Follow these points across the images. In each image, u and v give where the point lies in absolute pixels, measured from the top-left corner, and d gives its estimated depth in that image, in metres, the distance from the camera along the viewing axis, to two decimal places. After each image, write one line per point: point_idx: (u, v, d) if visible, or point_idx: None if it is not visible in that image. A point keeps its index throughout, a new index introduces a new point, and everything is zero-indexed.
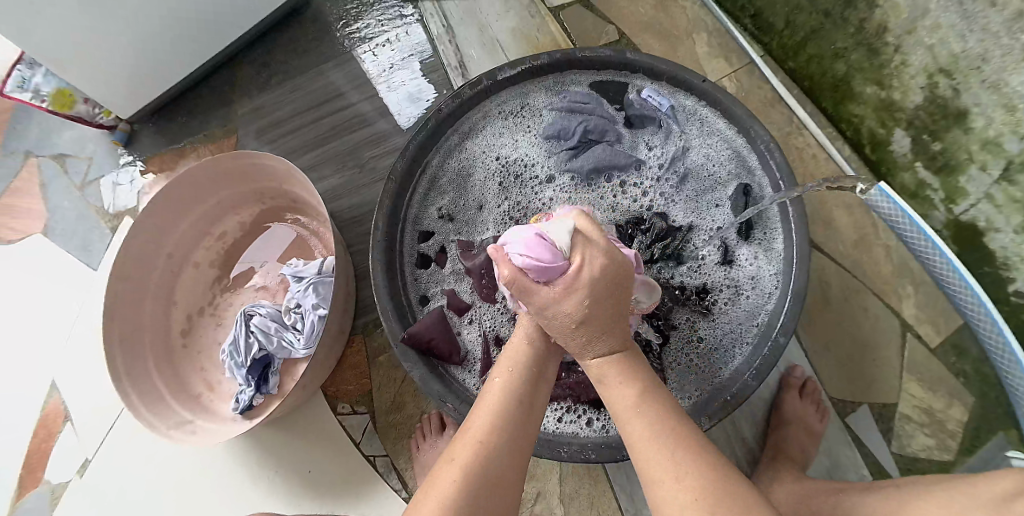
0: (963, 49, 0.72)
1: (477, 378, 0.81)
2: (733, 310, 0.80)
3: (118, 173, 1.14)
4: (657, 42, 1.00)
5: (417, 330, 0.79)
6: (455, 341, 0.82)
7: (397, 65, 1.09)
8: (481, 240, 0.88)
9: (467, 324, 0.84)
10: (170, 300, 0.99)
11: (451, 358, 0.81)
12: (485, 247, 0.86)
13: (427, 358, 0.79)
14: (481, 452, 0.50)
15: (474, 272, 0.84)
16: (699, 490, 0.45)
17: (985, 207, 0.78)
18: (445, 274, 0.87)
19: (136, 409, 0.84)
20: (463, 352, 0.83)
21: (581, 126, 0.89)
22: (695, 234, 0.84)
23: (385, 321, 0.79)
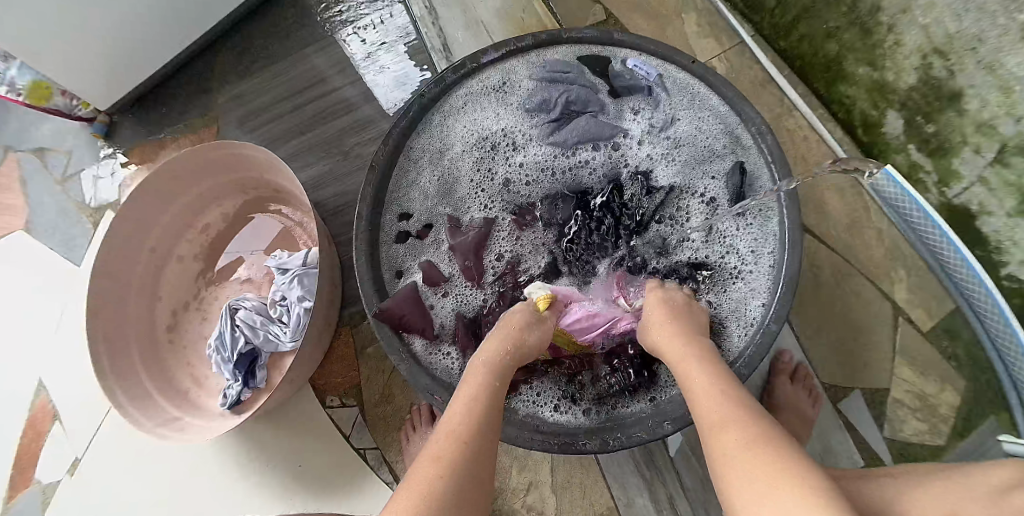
0: (958, 28, 0.69)
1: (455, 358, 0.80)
2: (723, 288, 0.79)
3: (99, 165, 1.12)
4: (645, 22, 0.98)
5: (392, 305, 0.79)
6: (429, 317, 0.82)
7: (382, 47, 1.06)
8: (470, 221, 0.87)
9: (442, 299, 0.84)
10: (155, 294, 0.98)
11: (422, 333, 0.80)
12: (474, 228, 0.86)
13: (399, 334, 0.79)
14: (457, 458, 0.49)
15: (458, 251, 0.84)
16: (756, 430, 0.46)
17: (978, 191, 0.76)
18: (426, 246, 0.86)
19: (123, 408, 0.83)
20: (434, 323, 0.82)
21: (563, 98, 0.88)
22: (680, 204, 0.84)
23: (365, 302, 0.80)
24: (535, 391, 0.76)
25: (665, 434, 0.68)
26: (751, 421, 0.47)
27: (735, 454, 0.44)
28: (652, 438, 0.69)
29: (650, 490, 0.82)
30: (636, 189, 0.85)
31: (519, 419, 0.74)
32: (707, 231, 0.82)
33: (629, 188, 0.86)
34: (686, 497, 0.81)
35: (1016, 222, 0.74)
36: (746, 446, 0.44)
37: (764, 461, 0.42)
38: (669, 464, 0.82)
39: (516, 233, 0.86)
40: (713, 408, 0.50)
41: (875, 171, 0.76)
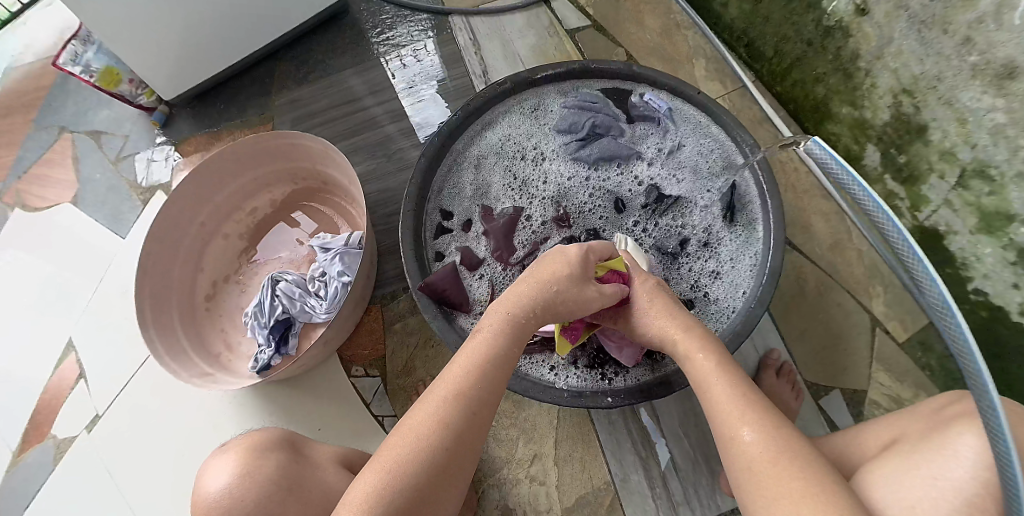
0: (921, 71, 0.84)
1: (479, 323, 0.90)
2: (722, 280, 0.89)
3: (153, 150, 1.21)
4: (660, 64, 1.15)
5: (434, 279, 0.86)
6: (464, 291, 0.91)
7: (410, 86, 1.19)
8: (502, 209, 0.99)
9: (477, 278, 0.94)
10: (198, 265, 1.04)
11: (460, 306, 0.89)
12: (507, 216, 0.98)
13: (441, 307, 0.87)
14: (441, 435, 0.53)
15: (492, 234, 0.96)
16: (780, 448, 0.51)
17: (945, 211, 0.89)
18: (468, 236, 0.97)
19: (161, 357, 0.89)
20: (471, 298, 0.92)
21: (590, 120, 1.00)
22: (682, 214, 0.96)
23: (409, 279, 0.88)
24: (541, 356, 0.84)
25: (660, 394, 0.76)
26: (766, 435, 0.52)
27: (761, 466, 0.50)
28: (642, 398, 0.76)
29: (646, 468, 0.87)
30: (648, 193, 0.98)
31: (525, 373, 0.82)
32: (703, 237, 0.93)
33: (637, 200, 0.98)
34: (682, 476, 0.86)
35: (978, 238, 0.86)
36: (764, 459, 0.50)
37: (787, 473, 0.49)
38: (665, 443, 0.88)
39: (541, 229, 0.97)
40: (731, 416, 0.55)
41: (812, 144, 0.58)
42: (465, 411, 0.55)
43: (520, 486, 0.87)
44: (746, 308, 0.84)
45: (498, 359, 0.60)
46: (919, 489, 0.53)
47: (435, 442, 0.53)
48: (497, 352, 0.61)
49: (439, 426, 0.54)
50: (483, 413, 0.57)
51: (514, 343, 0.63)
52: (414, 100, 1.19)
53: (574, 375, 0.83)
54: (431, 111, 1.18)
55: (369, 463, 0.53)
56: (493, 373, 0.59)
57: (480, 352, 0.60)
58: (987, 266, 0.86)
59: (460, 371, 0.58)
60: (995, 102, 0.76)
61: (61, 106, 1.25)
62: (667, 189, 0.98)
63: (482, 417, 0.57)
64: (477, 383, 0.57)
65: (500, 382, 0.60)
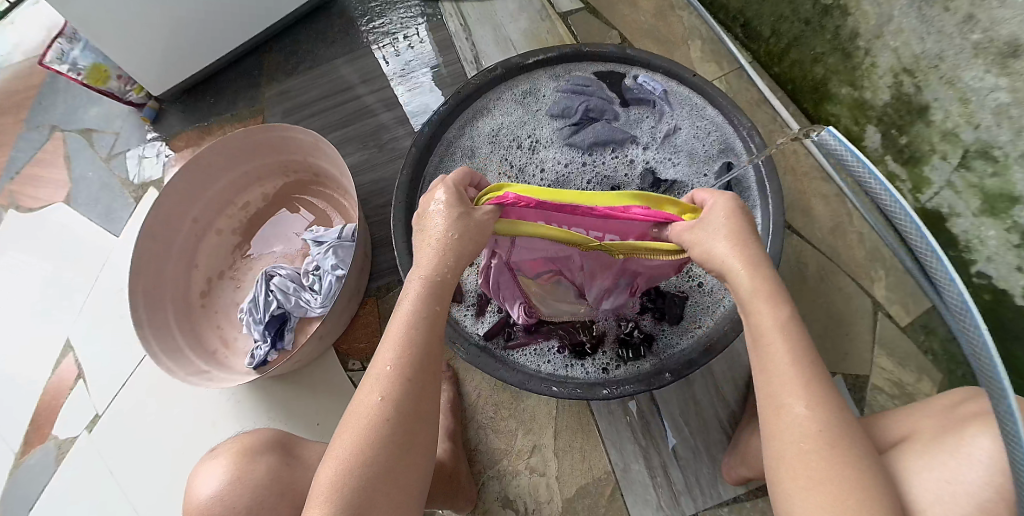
0: (923, 50, 0.81)
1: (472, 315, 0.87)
2: None
3: (145, 146, 1.20)
4: (655, 46, 1.12)
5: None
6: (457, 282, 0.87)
7: (405, 74, 1.17)
8: None
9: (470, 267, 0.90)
10: (192, 262, 1.04)
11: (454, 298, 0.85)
12: None
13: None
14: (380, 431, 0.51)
15: None
16: (834, 445, 0.45)
17: (948, 194, 0.87)
18: None
19: (156, 355, 0.89)
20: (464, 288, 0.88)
21: (584, 104, 0.98)
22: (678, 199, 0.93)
23: (404, 272, 0.87)
24: (538, 348, 0.84)
25: (659, 385, 0.74)
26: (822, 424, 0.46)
27: (804, 458, 0.45)
28: (643, 387, 0.74)
29: (647, 457, 0.87)
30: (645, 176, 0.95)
31: (523, 365, 0.81)
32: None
33: (632, 185, 0.95)
34: (683, 465, 0.86)
35: (982, 220, 0.84)
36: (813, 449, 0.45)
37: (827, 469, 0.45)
38: (666, 432, 0.88)
39: None
40: (789, 393, 0.47)
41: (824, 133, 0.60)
42: (402, 390, 0.52)
43: (520, 477, 0.88)
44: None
45: (428, 325, 0.55)
46: (916, 481, 0.52)
47: (377, 430, 0.51)
48: (426, 318, 0.56)
49: (380, 412, 0.51)
50: (424, 384, 0.54)
51: (443, 301, 0.58)
52: (413, 87, 1.16)
53: (571, 368, 0.82)
54: (431, 98, 1.15)
55: (324, 460, 0.52)
56: (425, 341, 0.55)
57: (407, 324, 0.55)
58: (991, 249, 0.84)
59: (391, 349, 0.54)
60: (998, 81, 0.74)
61: (51, 104, 1.24)
62: (663, 173, 0.96)
63: (424, 389, 0.54)
64: (409, 358, 0.53)
65: (435, 346, 0.56)
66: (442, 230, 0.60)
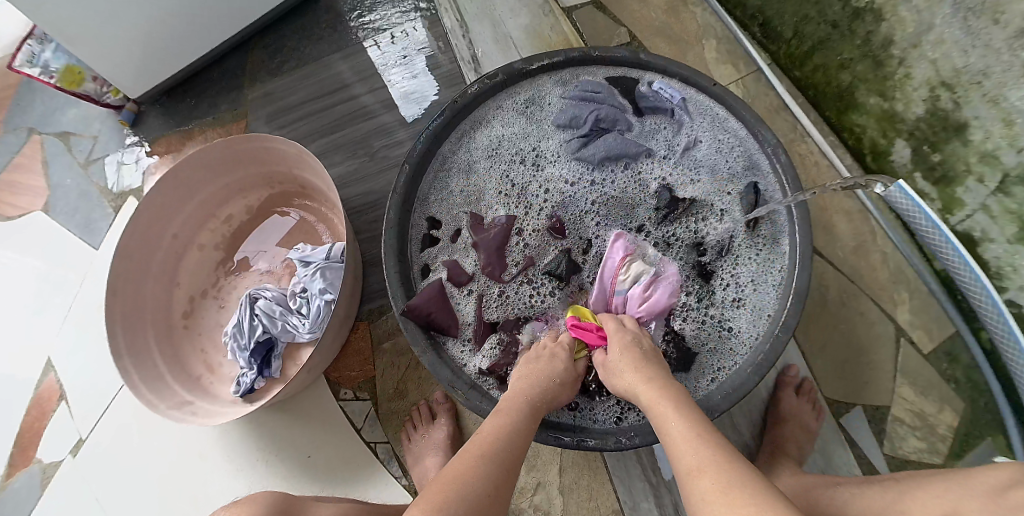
0: (965, 63, 0.74)
1: (472, 349, 0.80)
2: (748, 299, 0.78)
3: (124, 152, 1.13)
4: (666, 45, 1.03)
5: (419, 302, 0.79)
6: (452, 312, 0.82)
7: (400, 62, 1.09)
8: (493, 218, 0.86)
9: (465, 295, 0.84)
10: (173, 280, 0.99)
11: (449, 330, 0.80)
12: (500, 227, 0.85)
13: (427, 332, 0.80)
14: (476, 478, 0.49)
15: (483, 246, 0.84)
16: (731, 477, 0.43)
17: (981, 217, 0.80)
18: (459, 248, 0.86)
19: (135, 386, 0.85)
20: (460, 319, 0.82)
21: (593, 114, 0.87)
22: (698, 224, 0.82)
23: (394, 304, 0.80)
24: None
25: None
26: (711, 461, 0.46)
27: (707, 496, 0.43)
28: (657, 441, 0.68)
29: (655, 496, 0.83)
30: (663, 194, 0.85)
31: None
32: (721, 251, 0.81)
33: (647, 206, 0.84)
34: None
35: (1016, 248, 0.78)
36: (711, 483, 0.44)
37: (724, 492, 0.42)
38: (674, 469, 0.83)
39: (541, 240, 0.85)
40: (686, 453, 0.48)
41: (894, 189, 0.78)
42: (481, 488, 0.49)
43: (522, 515, 0.84)
44: (768, 335, 0.74)
45: (514, 440, 0.56)
46: None
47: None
48: (514, 434, 0.57)
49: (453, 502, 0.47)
50: (512, 465, 0.54)
51: (527, 425, 0.59)
52: (407, 73, 1.09)
53: (577, 414, 0.73)
54: (427, 85, 1.08)
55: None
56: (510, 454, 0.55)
57: (497, 434, 0.56)
58: None
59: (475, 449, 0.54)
60: None
61: (25, 107, 1.17)
62: (681, 190, 0.84)
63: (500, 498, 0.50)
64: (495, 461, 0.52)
65: (516, 462, 0.55)
66: (533, 365, 0.67)
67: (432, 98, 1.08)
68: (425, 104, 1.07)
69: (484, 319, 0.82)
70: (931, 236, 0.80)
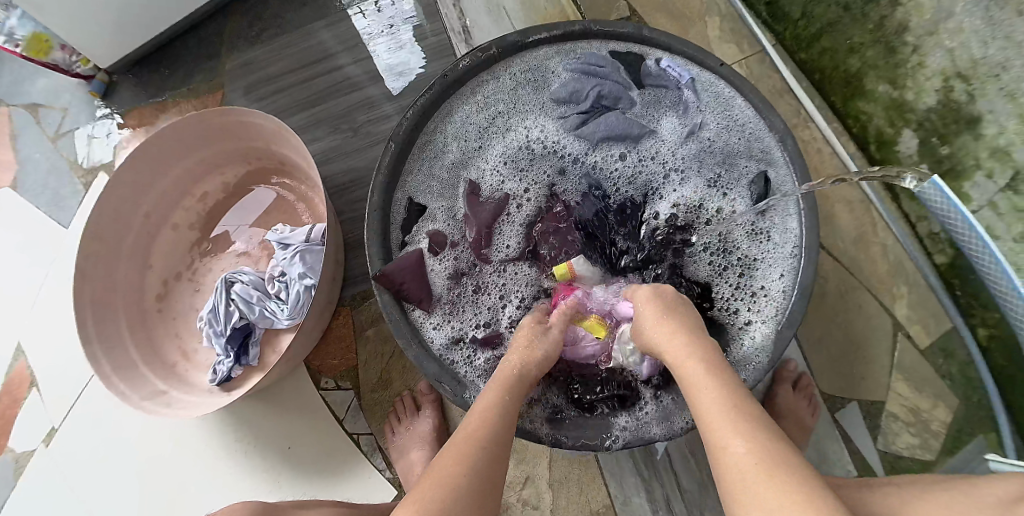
0: (984, 54, 0.73)
1: (448, 329, 0.76)
2: (744, 290, 0.74)
3: (94, 125, 1.07)
4: (667, 21, 0.97)
5: (393, 269, 0.74)
6: (430, 286, 0.78)
7: (387, 31, 1.03)
8: (490, 191, 0.82)
9: (448, 268, 0.80)
10: (146, 262, 0.95)
11: (422, 304, 0.76)
12: (496, 201, 0.81)
13: (399, 303, 0.75)
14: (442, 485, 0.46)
15: (475, 220, 0.80)
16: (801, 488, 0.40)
17: (987, 214, 0.76)
18: (449, 216, 0.82)
19: (107, 377, 0.82)
20: (436, 294, 0.78)
21: (595, 90, 0.81)
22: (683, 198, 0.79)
23: (368, 268, 0.76)
24: None
25: (671, 438, 0.67)
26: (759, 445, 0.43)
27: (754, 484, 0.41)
28: (653, 441, 0.67)
29: (648, 490, 0.81)
30: (659, 176, 0.80)
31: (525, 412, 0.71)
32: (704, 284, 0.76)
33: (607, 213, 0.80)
34: (683, 500, 0.81)
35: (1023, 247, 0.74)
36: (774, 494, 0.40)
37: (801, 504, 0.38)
38: (668, 465, 0.82)
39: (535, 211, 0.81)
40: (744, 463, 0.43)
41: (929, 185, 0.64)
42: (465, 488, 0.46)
43: (511, 509, 0.83)
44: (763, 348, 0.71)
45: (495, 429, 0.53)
46: None
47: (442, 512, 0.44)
48: (501, 415, 0.55)
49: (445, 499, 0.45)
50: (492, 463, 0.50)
51: (513, 396, 0.58)
52: (393, 45, 1.03)
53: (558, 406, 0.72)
54: (412, 55, 1.03)
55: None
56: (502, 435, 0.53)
57: (481, 422, 0.53)
58: None
59: (462, 439, 0.51)
60: None
61: None
62: (679, 174, 0.80)
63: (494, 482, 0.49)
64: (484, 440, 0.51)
65: (508, 449, 0.53)
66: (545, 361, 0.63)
67: (418, 70, 1.02)
68: (412, 77, 1.02)
69: (462, 295, 0.78)
70: (961, 232, 0.66)
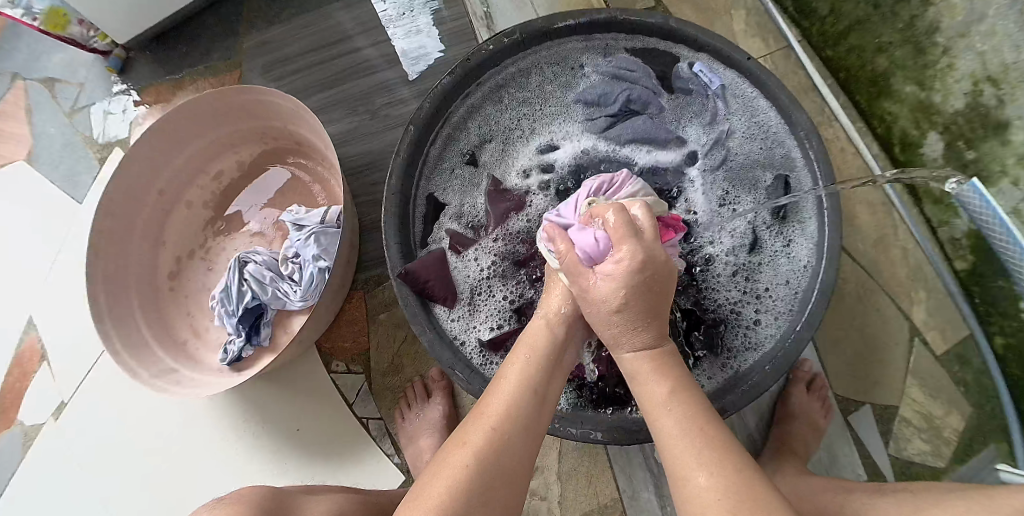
0: (1015, 59, 0.70)
1: (467, 323, 0.76)
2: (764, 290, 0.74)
3: (110, 101, 1.07)
4: (692, 12, 0.97)
5: (418, 267, 0.73)
6: (452, 282, 0.77)
7: (407, 14, 1.03)
8: (513, 188, 0.82)
9: (469, 263, 0.79)
10: (159, 240, 0.95)
11: (444, 299, 0.75)
12: (519, 199, 0.81)
13: (422, 299, 0.74)
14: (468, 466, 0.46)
15: (497, 217, 0.80)
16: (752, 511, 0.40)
17: (1011, 222, 0.74)
18: (470, 211, 0.82)
19: (117, 354, 0.82)
20: (457, 290, 0.78)
21: (624, 93, 0.81)
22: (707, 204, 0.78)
23: (388, 263, 0.74)
24: None
25: None
26: (724, 480, 0.42)
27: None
28: None
29: (657, 485, 0.81)
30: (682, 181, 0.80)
31: None
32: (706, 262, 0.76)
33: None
34: None
35: None
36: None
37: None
38: None
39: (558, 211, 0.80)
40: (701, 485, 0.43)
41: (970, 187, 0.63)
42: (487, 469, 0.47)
43: None
44: (778, 345, 0.69)
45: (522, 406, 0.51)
46: None
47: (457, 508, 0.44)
48: (527, 392, 0.52)
49: (462, 492, 0.45)
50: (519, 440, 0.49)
51: (544, 369, 0.55)
52: (413, 28, 1.02)
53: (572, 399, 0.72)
54: (432, 40, 1.02)
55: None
56: (526, 419, 0.50)
57: (508, 400, 0.51)
58: None
59: (484, 423, 0.49)
60: None
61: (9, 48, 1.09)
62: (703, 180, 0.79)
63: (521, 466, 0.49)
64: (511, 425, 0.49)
65: (538, 422, 0.52)
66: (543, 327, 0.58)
67: (437, 55, 1.02)
68: (429, 62, 1.01)
69: (483, 291, 0.78)
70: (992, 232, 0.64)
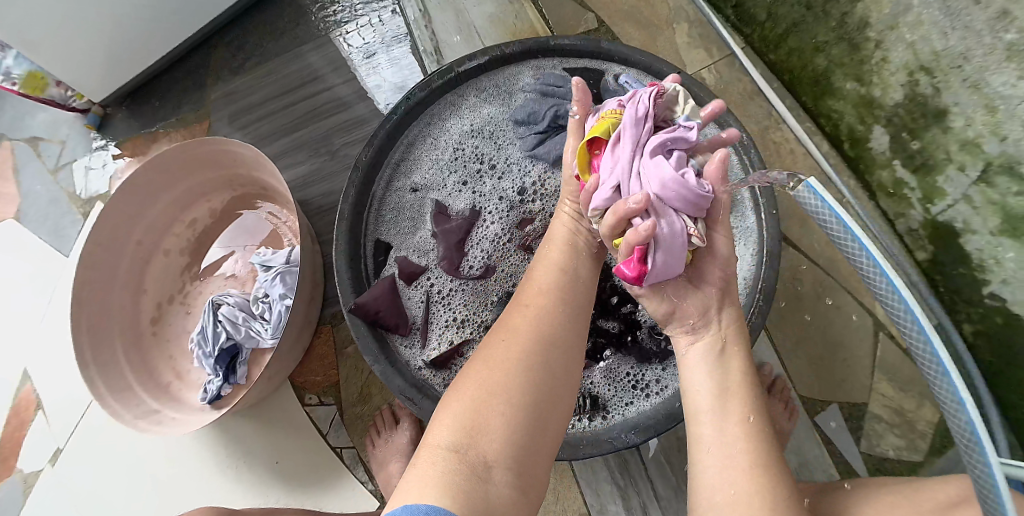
0: (944, 46, 0.68)
1: (419, 349, 0.78)
2: None
3: (91, 156, 1.12)
4: (636, 30, 0.99)
5: (368, 299, 0.75)
6: (403, 311, 0.79)
7: (371, 51, 1.06)
8: (456, 213, 0.84)
9: (419, 292, 0.81)
10: (140, 288, 0.99)
11: (397, 328, 0.77)
12: (460, 221, 0.83)
13: (374, 330, 0.76)
14: (515, 371, 0.52)
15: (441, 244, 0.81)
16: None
17: (963, 208, 0.75)
18: (417, 240, 0.84)
19: (102, 398, 0.85)
20: (409, 319, 0.80)
21: (552, 110, 0.80)
22: None
23: (341, 298, 0.76)
24: None
25: (637, 444, 0.67)
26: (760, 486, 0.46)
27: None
28: (623, 447, 0.67)
29: (623, 498, 0.82)
30: None
31: None
32: None
33: None
34: (660, 507, 0.81)
35: (1000, 241, 0.72)
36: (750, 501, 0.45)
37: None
38: (643, 471, 0.82)
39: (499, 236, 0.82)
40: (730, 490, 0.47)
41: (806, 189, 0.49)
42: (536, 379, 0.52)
43: None
44: None
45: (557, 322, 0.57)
46: None
47: (505, 413, 0.49)
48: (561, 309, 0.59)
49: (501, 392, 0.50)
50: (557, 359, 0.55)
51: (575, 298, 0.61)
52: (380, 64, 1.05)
53: None
54: (410, 73, 1.04)
55: (413, 460, 0.47)
56: (560, 335, 0.56)
57: (539, 313, 0.58)
58: (1008, 271, 0.73)
59: (513, 355, 0.53)
60: None
61: None
62: None
63: (551, 394, 0.53)
64: (537, 342, 0.55)
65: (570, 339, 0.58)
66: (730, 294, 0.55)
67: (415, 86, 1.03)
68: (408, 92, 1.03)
69: (433, 317, 0.80)
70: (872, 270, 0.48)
